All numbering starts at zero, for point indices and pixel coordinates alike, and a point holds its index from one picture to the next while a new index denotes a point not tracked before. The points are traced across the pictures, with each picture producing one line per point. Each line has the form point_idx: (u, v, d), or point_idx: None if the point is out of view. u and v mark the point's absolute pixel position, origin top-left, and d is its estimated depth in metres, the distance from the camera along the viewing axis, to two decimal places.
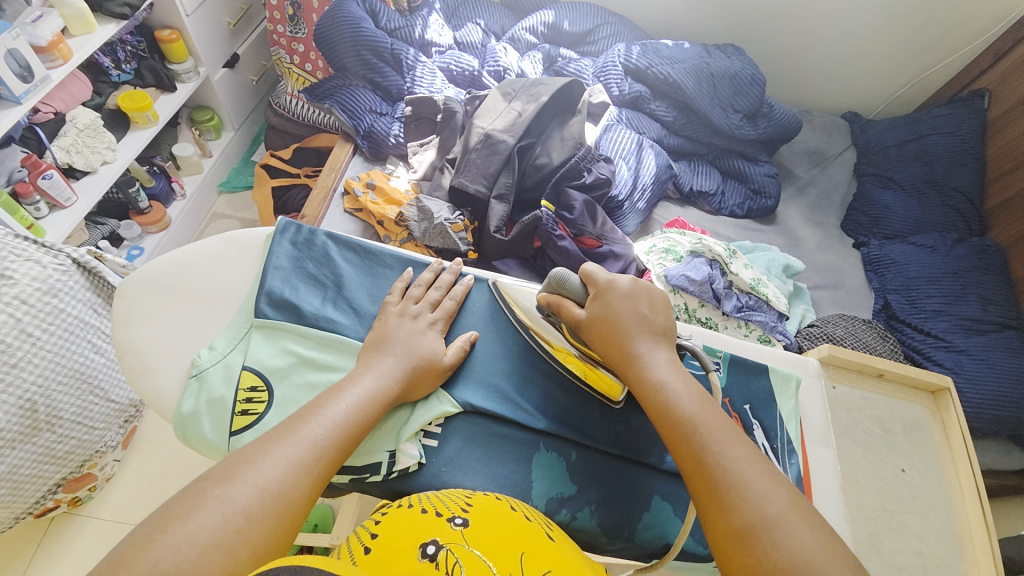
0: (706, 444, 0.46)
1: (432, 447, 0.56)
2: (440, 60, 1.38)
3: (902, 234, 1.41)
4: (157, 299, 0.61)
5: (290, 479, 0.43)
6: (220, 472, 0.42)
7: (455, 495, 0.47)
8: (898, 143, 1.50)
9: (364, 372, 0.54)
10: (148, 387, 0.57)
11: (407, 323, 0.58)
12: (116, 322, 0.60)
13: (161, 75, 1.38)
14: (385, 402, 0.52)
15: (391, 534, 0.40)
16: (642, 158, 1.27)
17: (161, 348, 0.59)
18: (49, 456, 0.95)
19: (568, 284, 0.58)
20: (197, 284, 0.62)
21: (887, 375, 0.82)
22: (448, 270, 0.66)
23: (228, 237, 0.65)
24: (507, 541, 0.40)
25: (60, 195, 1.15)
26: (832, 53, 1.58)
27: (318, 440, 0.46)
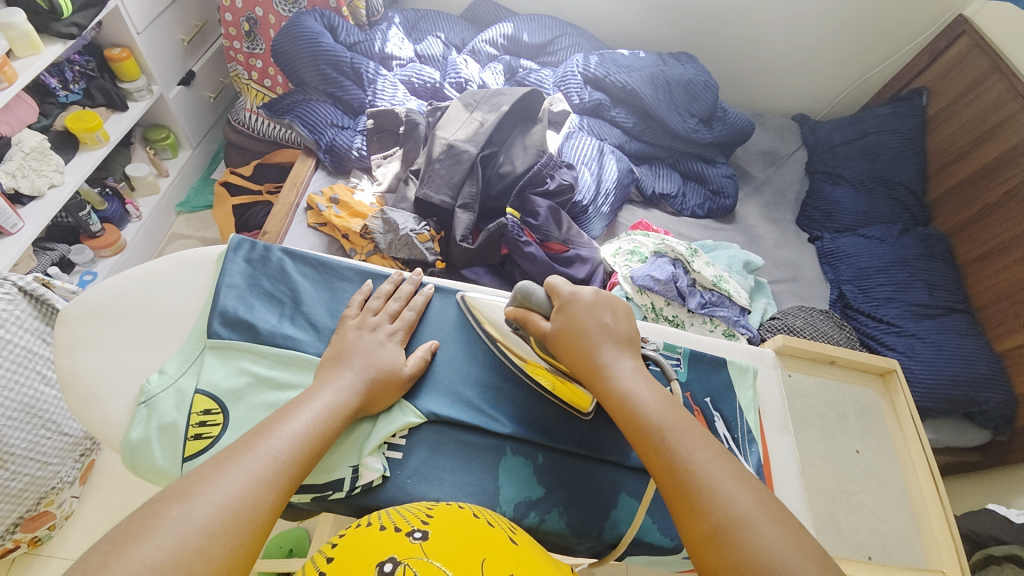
0: (672, 450, 0.46)
1: (397, 459, 0.55)
2: (401, 73, 1.38)
3: (852, 227, 1.48)
4: (102, 324, 0.59)
5: (252, 495, 0.42)
6: (175, 491, 0.40)
7: (416, 506, 0.47)
8: (844, 141, 1.58)
9: (322, 385, 0.53)
10: (94, 416, 0.55)
11: (366, 336, 0.58)
12: (58, 350, 0.57)
13: (112, 94, 1.34)
14: (346, 414, 0.52)
15: (348, 554, 0.39)
16: (604, 163, 1.30)
17: (108, 375, 0.57)
18: (1, 495, 0.92)
19: (534, 298, 0.59)
20: (144, 306, 0.60)
21: (839, 361, 0.86)
22: (408, 280, 0.65)
23: (177, 256, 0.63)
24: (469, 547, 0.40)
25: (7, 220, 1.10)
26: (779, 59, 1.66)
27: (278, 455, 0.46)
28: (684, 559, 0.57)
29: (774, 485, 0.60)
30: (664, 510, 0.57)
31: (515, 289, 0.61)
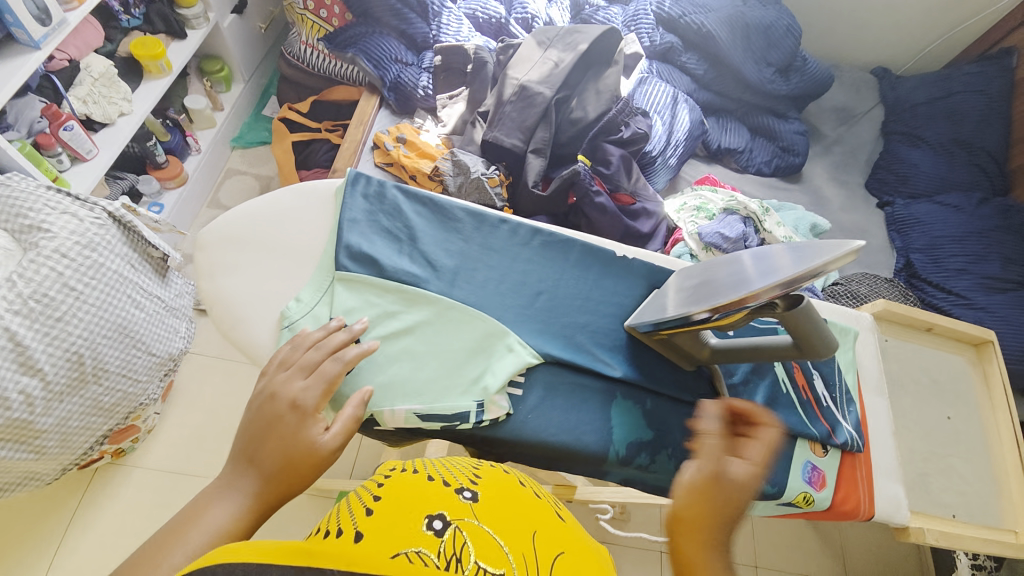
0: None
1: (518, 395, 0.57)
2: (466, 6, 1.31)
3: (928, 193, 1.40)
4: (238, 251, 0.61)
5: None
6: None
7: (463, 464, 0.51)
8: (927, 100, 1.47)
9: (212, 499, 0.43)
10: (242, 339, 0.58)
11: (277, 402, 0.47)
12: (201, 275, 0.61)
13: (171, 21, 1.30)
14: (240, 529, 0.42)
15: (397, 497, 0.43)
16: (676, 113, 1.24)
17: (248, 300, 0.59)
18: (96, 407, 0.98)
19: (816, 337, 0.48)
20: (276, 236, 0.62)
21: (936, 328, 0.85)
22: (344, 330, 0.54)
23: (297, 187, 0.65)
24: (517, 517, 0.44)
25: (82, 146, 1.11)
26: (867, 4, 1.52)
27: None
28: (780, 505, 0.58)
29: (869, 445, 0.64)
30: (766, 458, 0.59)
31: (825, 333, 0.47)
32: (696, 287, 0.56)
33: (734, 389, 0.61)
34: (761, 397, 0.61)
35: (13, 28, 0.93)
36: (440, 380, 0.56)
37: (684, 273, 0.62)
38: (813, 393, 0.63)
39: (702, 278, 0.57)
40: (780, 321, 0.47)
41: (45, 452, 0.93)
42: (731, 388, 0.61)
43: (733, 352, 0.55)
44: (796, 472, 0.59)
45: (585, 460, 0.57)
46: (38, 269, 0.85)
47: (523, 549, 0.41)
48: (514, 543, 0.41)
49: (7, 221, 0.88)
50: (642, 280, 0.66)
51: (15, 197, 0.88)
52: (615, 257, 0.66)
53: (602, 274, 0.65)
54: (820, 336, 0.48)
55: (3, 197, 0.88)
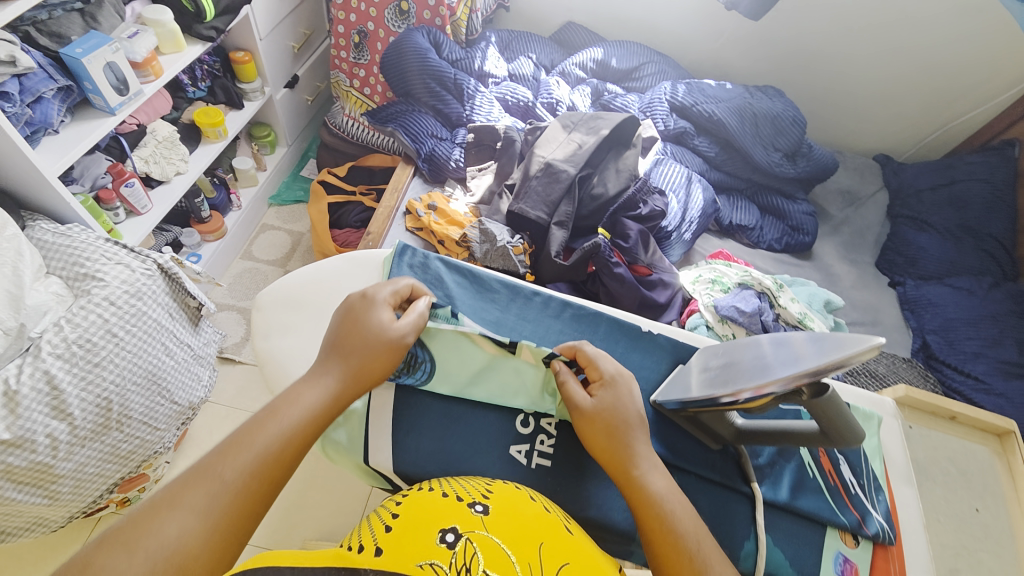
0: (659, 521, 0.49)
1: (546, 467, 0.60)
2: (497, 90, 1.45)
3: (938, 275, 1.42)
4: (293, 313, 0.66)
5: (205, 534, 0.41)
6: (123, 535, 0.39)
7: (477, 481, 0.54)
8: (931, 187, 1.53)
9: (296, 395, 0.52)
10: None
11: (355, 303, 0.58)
12: (256, 334, 0.64)
13: (232, 92, 1.44)
14: (320, 424, 0.51)
15: (414, 516, 0.46)
16: (691, 191, 1.32)
17: (297, 360, 0.62)
18: (114, 455, 0.97)
19: (844, 427, 0.49)
20: (329, 300, 0.67)
21: (960, 418, 0.87)
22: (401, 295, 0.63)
23: (350, 256, 0.71)
24: (524, 530, 0.46)
25: (139, 202, 1.19)
26: (866, 99, 1.63)
27: (231, 479, 0.44)
28: None
29: (902, 538, 0.62)
30: (795, 545, 0.58)
31: (853, 423, 0.48)
32: (720, 368, 0.58)
33: (761, 471, 0.62)
34: (787, 480, 0.61)
35: (91, 95, 0.99)
36: (475, 444, 0.60)
37: (706, 352, 0.64)
38: (840, 479, 0.63)
39: (727, 358, 0.59)
40: (806, 407, 0.48)
41: (58, 498, 0.91)
42: (758, 469, 0.62)
43: (757, 433, 0.57)
44: (829, 563, 0.58)
45: (616, 536, 0.57)
46: (86, 315, 0.89)
47: (529, 559, 0.43)
48: (522, 554, 0.43)
49: (64, 268, 0.92)
50: (666, 355, 0.68)
51: (74, 247, 0.94)
52: (641, 331, 0.70)
53: (629, 348, 0.68)
54: (849, 426, 0.48)
55: (62, 247, 0.93)
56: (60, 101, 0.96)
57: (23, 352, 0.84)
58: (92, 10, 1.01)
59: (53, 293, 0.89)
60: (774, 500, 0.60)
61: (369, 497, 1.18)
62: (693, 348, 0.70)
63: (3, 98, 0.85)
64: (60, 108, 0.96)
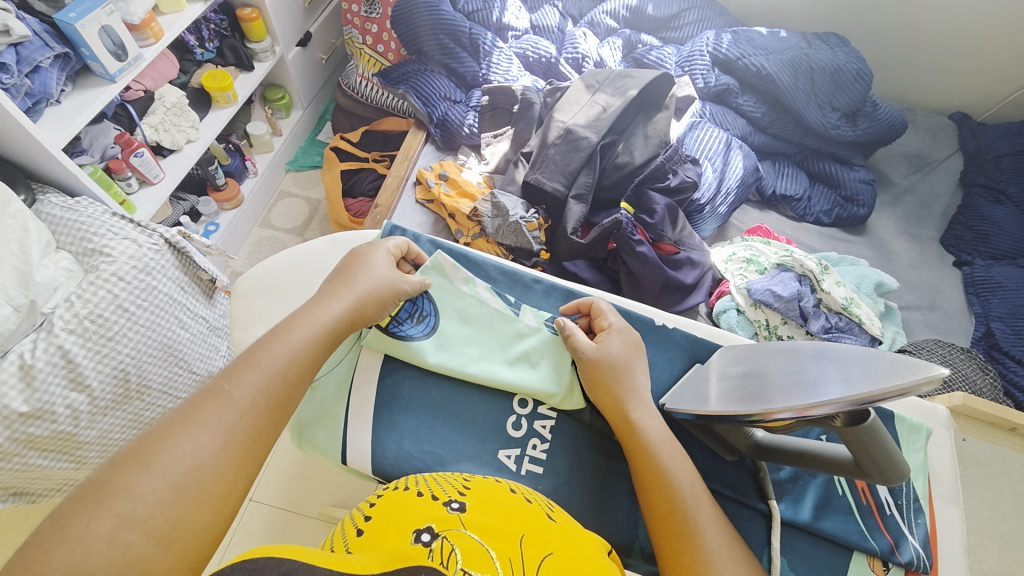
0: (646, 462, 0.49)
1: (538, 475, 0.53)
2: (517, 45, 1.32)
3: (1013, 255, 1.25)
4: (273, 301, 0.61)
5: (222, 452, 0.41)
6: (136, 454, 0.39)
7: (454, 475, 0.49)
8: (1014, 151, 1.33)
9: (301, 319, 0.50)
10: None
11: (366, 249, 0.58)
12: (233, 323, 0.60)
13: (241, 53, 1.38)
14: (330, 340, 0.50)
15: (386, 517, 0.43)
16: (730, 158, 1.18)
17: None
18: (137, 422, 1.00)
19: (888, 461, 0.40)
20: (311, 287, 0.62)
21: (1021, 429, 0.75)
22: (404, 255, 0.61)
23: (335, 238, 0.65)
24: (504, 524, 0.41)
25: (150, 171, 1.17)
26: (948, 46, 1.38)
27: (241, 397, 0.44)
28: None
29: (938, 565, 0.55)
30: (815, 570, 0.52)
31: (898, 456, 0.40)
32: (741, 379, 0.50)
33: (781, 486, 0.55)
34: (811, 499, 0.54)
35: (90, 61, 0.95)
36: (462, 447, 0.53)
37: (726, 356, 0.56)
38: (875, 499, 0.55)
39: (748, 368, 0.51)
40: (840, 437, 0.40)
41: (86, 462, 0.95)
42: (777, 485, 0.55)
43: (780, 450, 0.50)
44: None
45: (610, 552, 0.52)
46: (96, 291, 0.90)
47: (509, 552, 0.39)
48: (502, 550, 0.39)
49: (73, 243, 0.93)
50: (681, 353, 0.61)
51: (81, 222, 0.93)
52: (655, 325, 0.62)
53: None
54: (893, 460, 0.40)
55: (70, 222, 0.93)
56: (58, 70, 0.92)
57: (37, 326, 0.86)
58: None
59: (63, 268, 0.90)
60: (793, 520, 0.53)
61: None
62: (713, 345, 0.62)
63: (1, 69, 0.82)
64: (59, 77, 0.92)
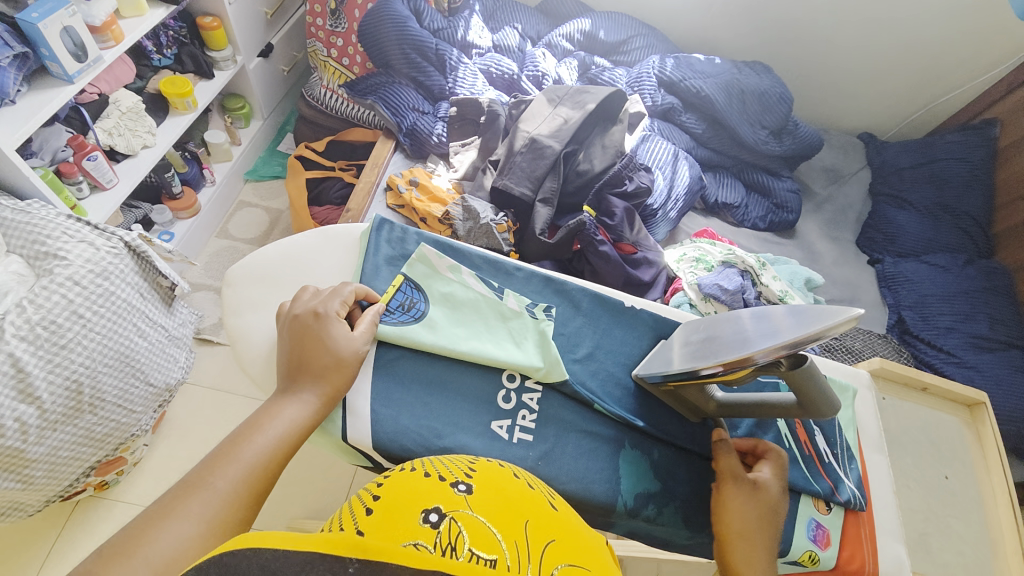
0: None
1: (528, 442, 0.57)
2: (481, 62, 1.40)
3: (916, 252, 1.42)
4: (264, 288, 0.63)
5: (201, 543, 0.40)
6: (118, 548, 0.38)
7: (459, 458, 0.49)
8: (913, 165, 1.52)
9: (277, 408, 0.50)
10: (259, 376, 0.58)
11: (309, 310, 0.55)
12: (226, 311, 0.62)
13: (201, 61, 1.36)
14: (308, 426, 0.50)
15: (394, 496, 0.42)
16: (677, 168, 1.31)
17: (269, 337, 0.60)
18: (88, 438, 0.95)
19: (821, 397, 0.48)
20: (302, 276, 0.64)
21: (930, 388, 0.87)
22: (342, 297, 0.57)
23: (325, 230, 0.68)
24: (509, 508, 0.42)
25: (103, 176, 1.13)
26: (854, 76, 1.60)
27: (222, 489, 0.43)
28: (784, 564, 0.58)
29: (872, 501, 0.64)
30: None
31: (830, 393, 0.48)
32: (702, 343, 0.57)
33: (739, 442, 0.63)
34: None
35: (47, 61, 0.93)
36: (456, 421, 0.56)
37: (689, 327, 0.63)
38: (815, 449, 0.64)
39: (708, 333, 0.58)
40: (785, 379, 0.48)
41: (32, 482, 0.89)
42: (736, 441, 0.63)
43: (737, 406, 0.57)
44: (801, 529, 0.59)
45: (595, 510, 0.56)
46: (49, 296, 0.85)
47: (516, 536, 0.39)
48: (509, 532, 0.39)
49: (25, 247, 0.88)
50: (648, 331, 0.68)
51: (34, 225, 0.89)
52: (624, 307, 0.69)
53: (611, 323, 0.68)
54: (823, 397, 0.48)
55: (20, 224, 0.89)
56: (16, 70, 0.91)
57: None
58: None
59: (13, 273, 0.86)
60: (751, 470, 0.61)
61: None
62: (676, 323, 0.69)
63: None
64: (16, 77, 0.91)
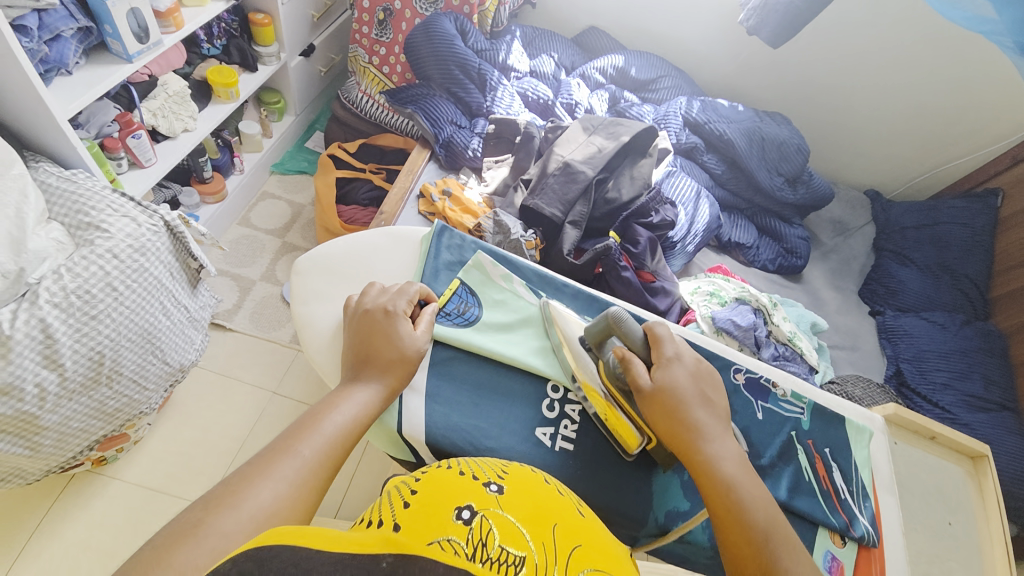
0: (773, 557, 0.48)
1: (570, 451, 0.61)
2: (518, 85, 1.46)
3: (915, 308, 1.48)
4: (330, 281, 0.71)
5: (291, 502, 0.44)
6: (220, 499, 0.42)
7: (493, 461, 0.49)
8: (916, 225, 1.58)
9: (348, 392, 0.54)
10: (317, 358, 0.65)
11: (378, 306, 0.61)
12: (296, 296, 0.70)
13: (247, 55, 1.40)
14: (376, 409, 0.54)
15: (431, 489, 0.42)
16: (698, 205, 1.36)
17: (329, 325, 0.67)
18: (99, 412, 0.93)
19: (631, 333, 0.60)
20: (365, 272, 0.72)
21: (939, 437, 0.91)
22: (406, 297, 0.63)
23: (391, 233, 0.77)
24: (538, 510, 0.42)
25: (144, 154, 1.15)
26: (865, 135, 1.69)
27: (308, 456, 0.47)
28: None
29: (884, 541, 0.67)
30: None
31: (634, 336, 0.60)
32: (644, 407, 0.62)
33: (762, 470, 0.65)
34: (786, 482, 0.65)
35: (110, 39, 0.98)
36: (504, 423, 0.62)
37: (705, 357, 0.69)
38: (832, 484, 0.67)
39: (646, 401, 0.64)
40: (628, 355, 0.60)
41: (40, 450, 0.88)
42: (760, 469, 0.65)
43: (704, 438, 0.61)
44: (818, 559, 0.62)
45: (626, 524, 0.59)
46: (87, 266, 0.86)
47: (543, 538, 0.39)
48: (537, 534, 0.39)
49: (67, 215, 0.90)
50: None
51: (80, 195, 0.92)
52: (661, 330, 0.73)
53: None
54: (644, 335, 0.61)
55: (68, 193, 0.91)
56: (77, 42, 0.96)
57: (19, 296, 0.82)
58: None
59: (53, 240, 0.87)
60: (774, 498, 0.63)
61: (354, 475, 1.18)
62: (708, 352, 0.73)
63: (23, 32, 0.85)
64: (75, 48, 0.95)
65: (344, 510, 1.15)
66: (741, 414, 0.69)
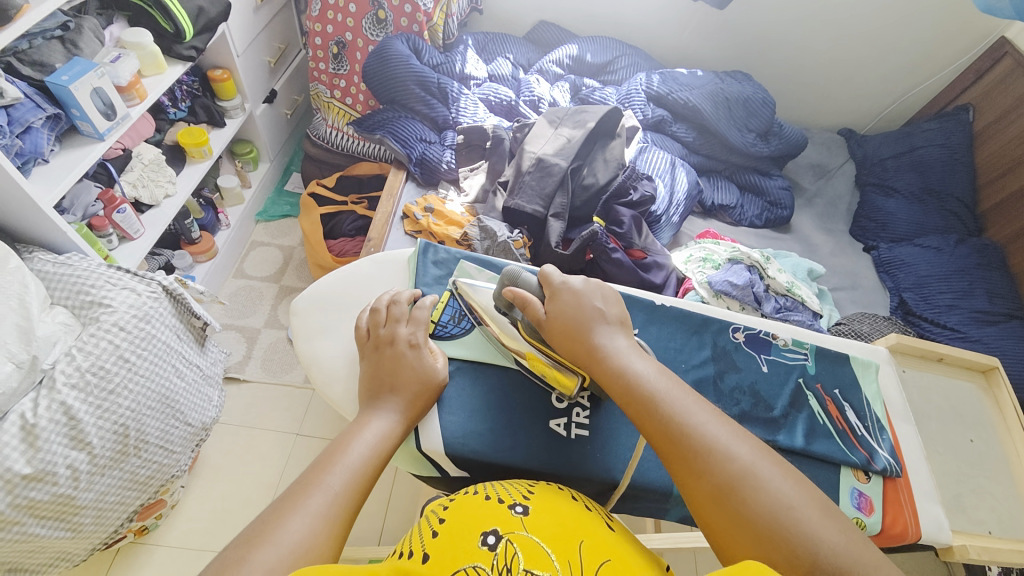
0: (667, 414, 0.50)
1: (585, 436, 0.63)
2: (480, 91, 1.48)
3: (908, 237, 1.48)
4: (327, 315, 0.73)
5: (325, 535, 0.45)
6: (254, 536, 0.43)
7: (519, 483, 0.51)
8: (894, 155, 1.58)
9: (367, 420, 0.56)
10: (327, 393, 0.67)
11: (388, 338, 0.63)
12: (298, 336, 0.72)
13: (213, 112, 1.42)
14: (396, 437, 0.56)
15: (459, 516, 0.44)
16: (675, 175, 1.37)
17: (335, 358, 0.69)
18: (133, 481, 0.96)
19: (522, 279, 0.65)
20: (359, 302, 0.74)
21: (946, 358, 0.91)
22: (407, 324, 0.64)
23: (377, 259, 0.79)
24: (566, 526, 0.44)
25: (131, 227, 1.19)
26: (827, 76, 1.70)
27: (337, 487, 0.49)
28: None
29: (907, 469, 0.68)
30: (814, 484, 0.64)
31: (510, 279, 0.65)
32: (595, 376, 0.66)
33: (776, 422, 0.67)
34: (801, 429, 0.66)
35: (78, 122, 1.01)
36: (517, 422, 0.64)
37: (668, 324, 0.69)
38: (847, 423, 0.68)
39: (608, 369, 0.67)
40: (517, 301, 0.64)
41: (81, 529, 0.91)
42: (774, 421, 0.67)
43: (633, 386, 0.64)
44: (845, 498, 0.63)
45: (652, 496, 0.61)
46: (97, 343, 0.89)
47: (570, 556, 0.40)
48: (563, 553, 0.41)
49: (69, 298, 0.93)
50: (679, 326, 0.74)
51: (77, 276, 0.94)
52: (655, 305, 0.75)
53: (646, 321, 0.74)
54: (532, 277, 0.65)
55: (65, 277, 0.94)
56: (48, 130, 0.98)
57: (37, 384, 0.85)
58: (72, 36, 1.04)
59: (60, 323, 0.89)
60: (791, 447, 0.65)
61: (390, 499, 1.20)
62: (703, 316, 0.75)
63: None
64: (49, 137, 0.98)
65: (386, 533, 1.16)
66: (747, 371, 0.71)
